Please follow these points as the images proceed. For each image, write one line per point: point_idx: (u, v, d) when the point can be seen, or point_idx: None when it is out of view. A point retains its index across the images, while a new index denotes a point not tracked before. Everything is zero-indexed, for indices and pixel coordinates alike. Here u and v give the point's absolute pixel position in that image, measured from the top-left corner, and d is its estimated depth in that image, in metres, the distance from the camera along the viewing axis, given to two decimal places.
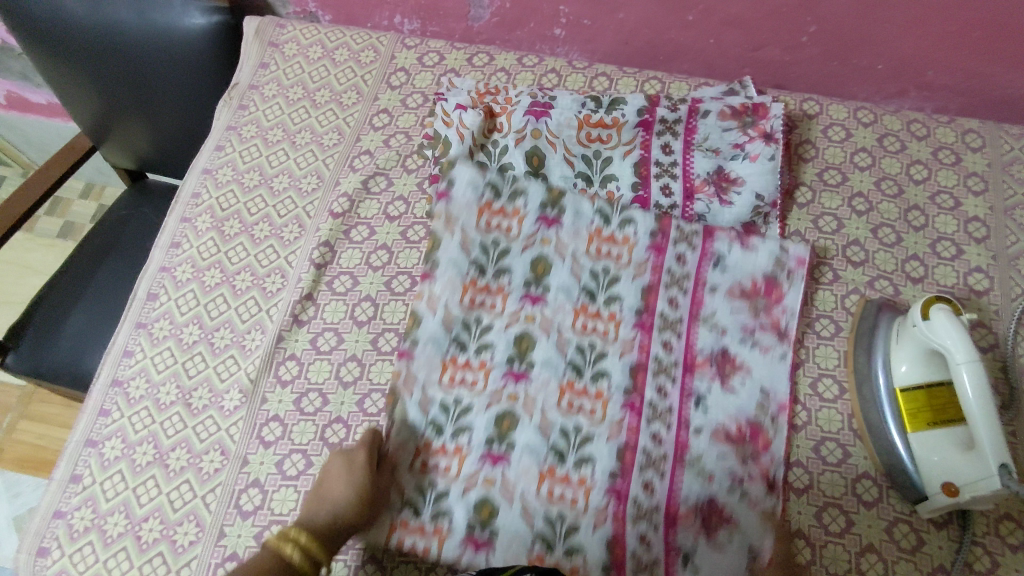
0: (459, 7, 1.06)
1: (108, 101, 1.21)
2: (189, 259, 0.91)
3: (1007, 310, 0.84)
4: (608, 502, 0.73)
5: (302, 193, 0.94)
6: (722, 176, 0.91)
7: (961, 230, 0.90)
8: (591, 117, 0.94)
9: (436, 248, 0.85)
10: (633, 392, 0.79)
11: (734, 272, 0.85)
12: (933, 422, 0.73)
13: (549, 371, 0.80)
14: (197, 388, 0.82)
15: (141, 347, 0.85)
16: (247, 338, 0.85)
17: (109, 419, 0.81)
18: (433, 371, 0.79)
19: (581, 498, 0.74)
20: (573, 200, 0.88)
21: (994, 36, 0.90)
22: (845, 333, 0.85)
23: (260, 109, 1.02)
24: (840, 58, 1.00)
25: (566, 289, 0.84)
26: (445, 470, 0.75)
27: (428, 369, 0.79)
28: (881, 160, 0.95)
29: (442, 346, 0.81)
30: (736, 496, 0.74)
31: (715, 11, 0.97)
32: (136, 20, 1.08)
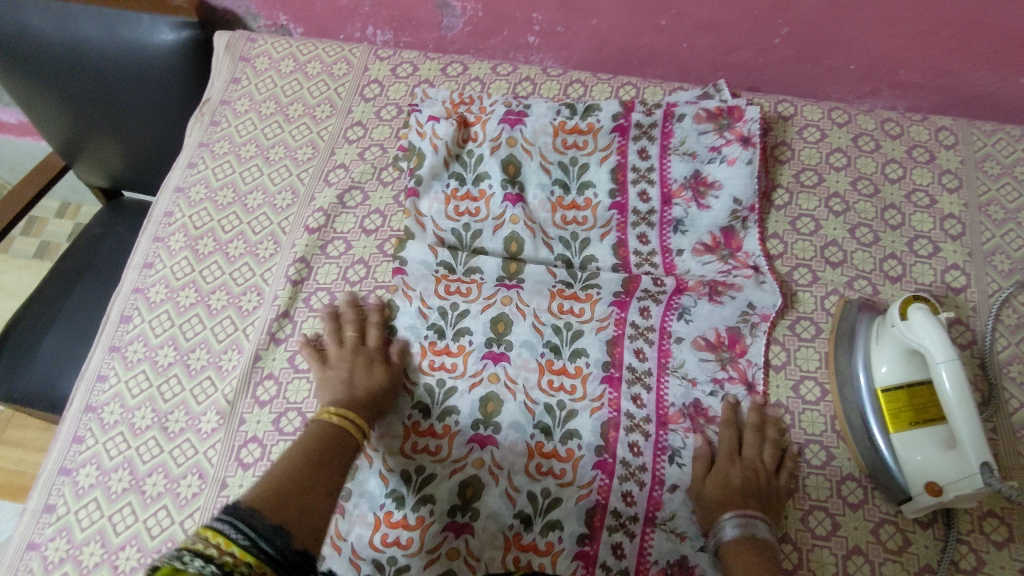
0: (431, 16, 1.06)
1: (79, 119, 1.20)
2: (163, 280, 0.90)
3: (984, 307, 0.85)
4: (575, 568, 0.73)
5: (277, 209, 0.93)
6: (700, 180, 0.90)
7: (937, 228, 0.91)
8: (566, 124, 0.93)
9: (393, 317, 0.85)
10: (604, 451, 0.78)
11: (699, 323, 0.84)
12: (914, 422, 0.73)
13: (516, 434, 0.78)
14: (173, 412, 0.81)
15: (115, 371, 0.84)
16: (224, 359, 0.83)
17: (83, 446, 0.79)
18: (394, 441, 0.78)
19: (548, 565, 0.73)
20: (533, 265, 0.87)
21: (963, 35, 0.91)
22: (825, 334, 0.85)
23: (233, 125, 1.01)
24: (813, 60, 1.00)
25: (529, 344, 0.83)
26: (405, 544, 0.73)
27: (389, 439, 0.78)
28: (857, 159, 0.96)
29: (403, 414, 0.80)
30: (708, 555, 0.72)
31: (688, 16, 0.97)
32: (105, 36, 1.07)
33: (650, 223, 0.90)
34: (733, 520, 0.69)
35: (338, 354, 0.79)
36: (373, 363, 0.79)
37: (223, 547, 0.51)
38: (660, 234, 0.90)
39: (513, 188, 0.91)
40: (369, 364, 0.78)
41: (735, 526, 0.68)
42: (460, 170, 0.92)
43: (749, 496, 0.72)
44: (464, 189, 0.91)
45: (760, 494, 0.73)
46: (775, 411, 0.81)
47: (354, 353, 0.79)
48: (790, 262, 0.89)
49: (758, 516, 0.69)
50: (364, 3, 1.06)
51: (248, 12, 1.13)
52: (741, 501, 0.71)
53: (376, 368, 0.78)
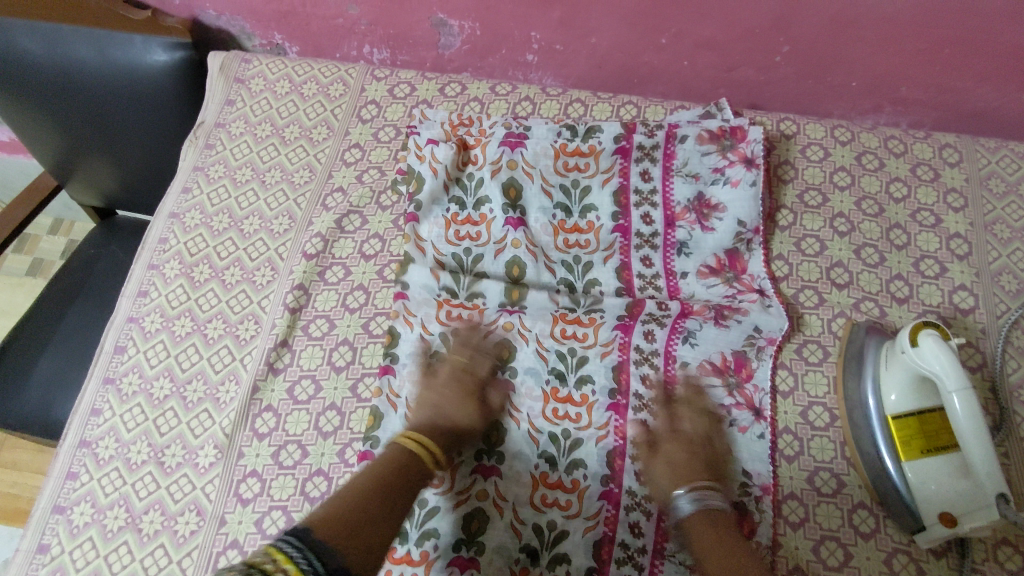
0: (428, 35, 1.04)
1: (72, 142, 1.18)
2: (158, 309, 0.88)
3: (993, 329, 0.84)
4: None
5: (274, 234, 0.92)
6: (703, 202, 0.89)
7: (943, 248, 0.89)
8: (567, 146, 0.92)
9: (393, 344, 0.82)
10: (610, 481, 0.76)
11: (704, 347, 0.82)
12: (926, 450, 0.72)
13: (520, 464, 0.78)
14: (170, 446, 0.79)
15: (110, 405, 0.82)
16: (221, 390, 0.82)
17: (77, 483, 0.77)
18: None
19: None
20: (535, 291, 0.86)
21: (965, 53, 0.91)
22: (834, 358, 0.84)
23: (228, 148, 0.99)
24: (814, 77, 0.99)
25: (534, 372, 0.82)
26: None
27: None
28: (861, 179, 0.95)
29: None
30: None
31: (688, 35, 0.96)
32: (96, 57, 1.06)
33: (652, 246, 0.89)
34: (687, 494, 0.70)
35: (437, 378, 0.79)
36: (468, 394, 0.77)
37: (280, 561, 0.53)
38: (663, 256, 0.88)
39: (514, 213, 0.89)
40: (462, 393, 0.77)
41: (691, 501, 0.69)
42: (460, 194, 0.91)
43: (696, 467, 0.73)
44: (464, 213, 0.90)
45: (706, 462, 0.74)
46: (783, 438, 0.80)
47: (454, 376, 0.79)
48: (795, 284, 0.88)
49: (710, 486, 0.71)
50: (360, 22, 1.05)
51: (242, 31, 1.11)
52: (689, 474, 0.72)
53: (468, 401, 0.77)
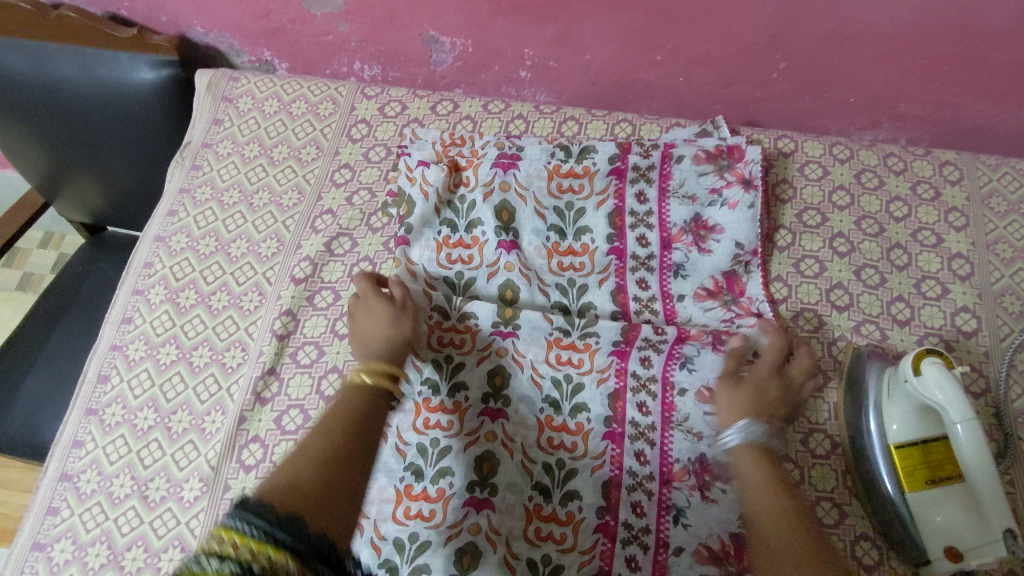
0: (420, 51, 1.02)
1: (59, 161, 1.17)
2: (142, 336, 0.86)
3: (997, 352, 0.82)
4: None
5: (262, 258, 0.90)
6: (699, 224, 0.87)
7: (945, 269, 0.88)
8: (561, 167, 0.90)
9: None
10: (608, 512, 0.75)
11: (702, 373, 0.80)
12: (931, 481, 0.69)
13: (513, 495, 0.75)
14: (154, 479, 0.77)
15: (92, 437, 0.80)
16: (207, 421, 0.80)
17: (58, 518, 0.76)
18: (386, 505, 0.74)
19: None
20: (528, 315, 0.83)
21: (965, 70, 0.89)
22: (834, 384, 0.82)
23: (215, 169, 0.97)
24: (812, 93, 0.97)
25: (528, 400, 0.80)
26: None
27: (382, 501, 0.75)
28: (860, 198, 0.93)
29: (396, 475, 0.76)
30: None
31: (683, 51, 0.94)
32: (82, 76, 1.05)
33: (648, 268, 0.87)
34: (746, 431, 0.71)
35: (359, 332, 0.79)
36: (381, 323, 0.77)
37: (236, 541, 0.48)
38: (660, 279, 0.87)
39: (507, 235, 0.88)
40: (379, 329, 0.77)
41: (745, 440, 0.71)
42: (452, 216, 0.89)
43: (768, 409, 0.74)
44: (456, 236, 0.88)
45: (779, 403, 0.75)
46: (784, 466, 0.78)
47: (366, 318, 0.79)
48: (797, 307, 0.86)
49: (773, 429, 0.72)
50: (351, 39, 1.03)
51: (231, 48, 1.08)
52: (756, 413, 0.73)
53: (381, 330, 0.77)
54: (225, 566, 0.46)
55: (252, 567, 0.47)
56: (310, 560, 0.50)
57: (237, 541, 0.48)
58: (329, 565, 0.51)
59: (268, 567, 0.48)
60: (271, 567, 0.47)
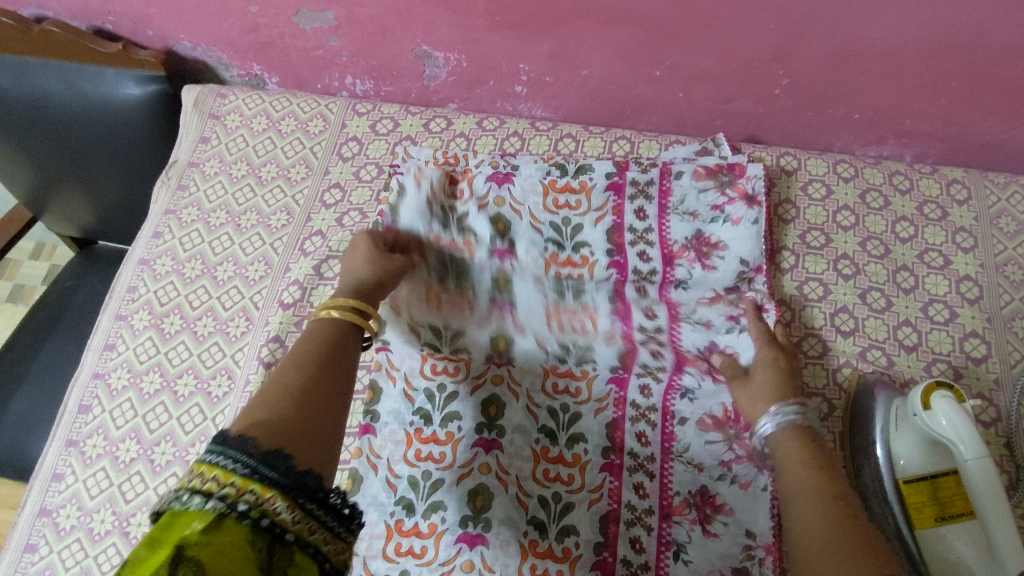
0: (413, 66, 1.00)
1: (45, 176, 1.15)
2: (125, 364, 0.83)
3: (1008, 380, 0.80)
4: None
5: (250, 282, 0.87)
6: (702, 240, 0.85)
7: (953, 291, 0.85)
8: (557, 183, 0.87)
9: (375, 401, 0.78)
10: (605, 549, 0.72)
11: (702, 401, 0.79)
12: (941, 517, 0.67)
13: (509, 531, 0.71)
14: (135, 514, 0.74)
15: (72, 470, 0.77)
16: (191, 453, 0.77)
17: (36, 556, 0.73)
18: (376, 541, 0.71)
19: None
20: (523, 340, 0.83)
21: (974, 86, 0.87)
22: (839, 413, 0.80)
23: (201, 189, 0.95)
24: (816, 108, 0.95)
25: (523, 430, 0.78)
26: None
27: (371, 538, 0.72)
28: (865, 218, 0.90)
29: (386, 510, 0.73)
30: None
31: (683, 67, 0.92)
32: (66, 92, 1.03)
33: (648, 279, 0.85)
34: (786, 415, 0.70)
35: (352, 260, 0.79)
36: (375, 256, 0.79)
37: (219, 478, 0.44)
38: (666, 309, 0.84)
39: (502, 241, 0.86)
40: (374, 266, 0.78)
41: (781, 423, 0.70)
42: (443, 229, 0.85)
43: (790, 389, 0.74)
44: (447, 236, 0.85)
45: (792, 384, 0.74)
46: None
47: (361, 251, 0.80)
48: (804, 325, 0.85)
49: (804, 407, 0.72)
50: (342, 54, 1.00)
51: (219, 62, 1.06)
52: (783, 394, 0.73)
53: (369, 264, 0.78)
54: (209, 507, 0.42)
55: (239, 507, 0.43)
56: (300, 498, 0.47)
57: (220, 479, 0.44)
58: (318, 504, 0.49)
59: (255, 507, 0.44)
60: (259, 507, 0.44)
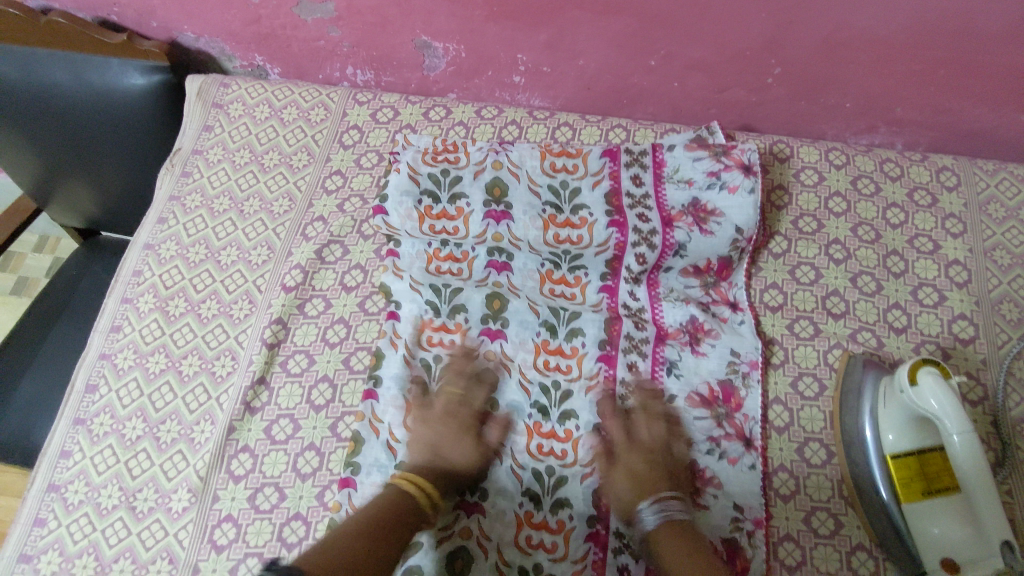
0: (412, 56, 1.02)
1: (51, 166, 1.16)
2: (131, 345, 0.85)
3: (995, 360, 0.81)
4: None
5: (252, 265, 0.89)
6: (699, 207, 0.86)
7: (942, 275, 0.87)
8: (553, 148, 0.90)
9: (377, 366, 0.80)
10: (598, 521, 0.74)
11: (688, 379, 0.81)
12: (929, 490, 0.68)
13: (504, 501, 0.74)
14: (142, 489, 0.76)
15: (80, 447, 0.79)
16: (196, 431, 0.79)
17: (45, 529, 0.75)
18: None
19: None
20: (515, 311, 0.83)
21: (962, 74, 0.88)
22: (829, 392, 0.81)
23: (205, 176, 0.97)
24: (808, 98, 0.97)
25: (517, 404, 0.79)
26: None
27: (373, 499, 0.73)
28: (857, 204, 0.92)
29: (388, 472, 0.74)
30: None
31: (678, 56, 0.94)
32: (72, 82, 1.05)
33: (637, 281, 0.86)
34: (650, 507, 0.69)
35: (436, 408, 0.76)
36: (466, 427, 0.75)
37: None
38: (649, 291, 0.86)
39: (499, 256, 0.86)
40: (465, 431, 0.74)
41: (654, 513, 0.68)
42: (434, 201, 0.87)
43: (658, 474, 0.72)
44: (439, 207, 0.87)
45: (667, 473, 0.73)
46: (777, 477, 0.77)
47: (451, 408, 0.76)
48: (779, 337, 0.84)
49: (675, 498, 0.70)
50: (342, 45, 1.02)
51: (222, 53, 1.08)
52: (653, 482, 0.71)
53: (466, 437, 0.74)
54: None
55: None
56: None
57: None
58: None
59: None
60: None
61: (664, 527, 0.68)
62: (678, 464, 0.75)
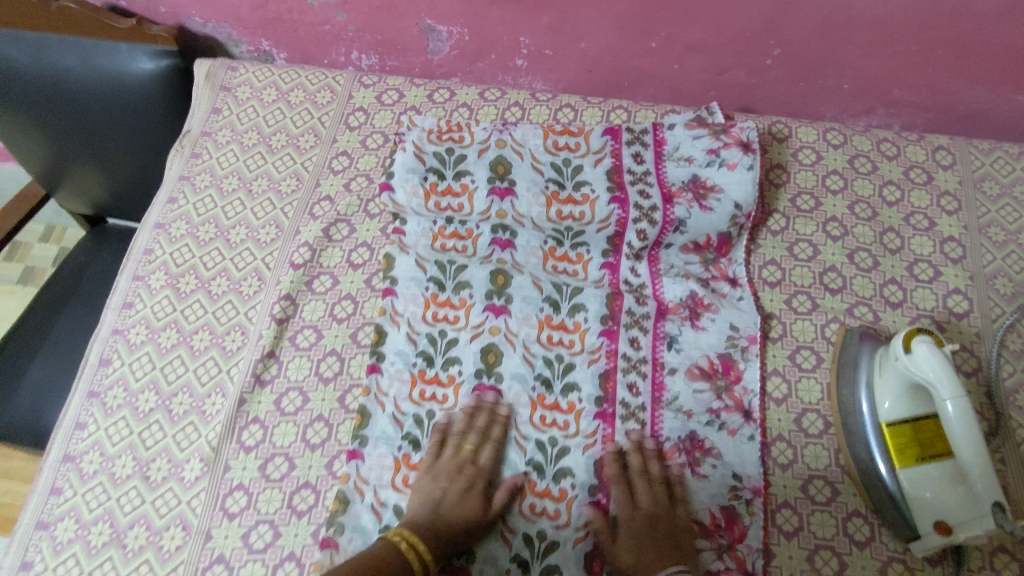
0: (417, 40, 1.03)
1: (60, 152, 1.18)
2: (143, 320, 0.87)
3: (988, 333, 0.83)
4: None
5: (261, 244, 0.91)
6: (698, 184, 0.88)
7: (937, 252, 0.89)
8: (556, 127, 0.92)
9: (381, 341, 0.82)
10: (599, 490, 0.75)
11: (688, 352, 0.83)
12: (922, 457, 0.70)
13: (508, 471, 0.76)
14: (155, 460, 0.78)
15: (94, 419, 0.81)
16: (208, 403, 0.81)
17: (61, 498, 0.77)
18: (385, 473, 0.75)
19: None
20: (519, 288, 0.85)
21: (958, 54, 0.90)
22: (827, 364, 0.83)
23: (213, 157, 0.98)
24: (806, 79, 0.98)
25: (520, 378, 0.80)
26: None
27: (380, 469, 0.75)
28: (854, 182, 0.94)
29: (393, 443, 0.77)
30: None
31: (678, 38, 0.95)
32: (82, 66, 1.06)
33: (638, 257, 0.88)
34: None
35: (440, 467, 0.75)
36: (472, 487, 0.73)
37: None
38: (650, 267, 0.88)
39: (502, 233, 0.88)
40: (468, 490, 0.73)
41: None
42: (439, 177, 0.89)
43: (660, 541, 0.70)
44: (444, 183, 0.89)
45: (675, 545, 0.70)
46: (777, 446, 0.79)
47: (458, 470, 0.74)
48: (778, 312, 0.86)
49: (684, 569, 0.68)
50: (348, 29, 1.04)
51: (229, 38, 1.10)
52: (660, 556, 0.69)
53: (469, 498, 0.72)
54: None
55: None
56: None
57: None
58: None
59: None
60: None
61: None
62: (692, 532, 0.72)
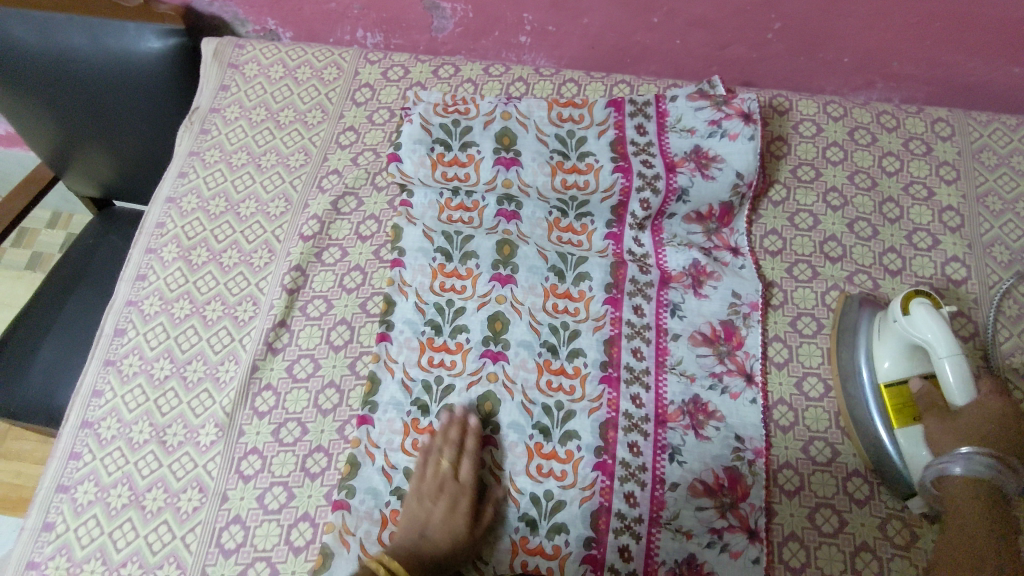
0: (422, 18, 1.05)
1: (68, 132, 1.19)
2: (156, 292, 0.89)
3: (986, 299, 0.85)
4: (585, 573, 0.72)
5: (271, 217, 0.92)
6: (700, 154, 0.89)
7: (936, 221, 0.90)
8: (560, 100, 0.94)
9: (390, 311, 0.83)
10: (604, 452, 0.76)
11: (691, 319, 0.84)
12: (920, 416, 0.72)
13: (515, 434, 0.78)
14: (171, 425, 0.80)
15: (111, 387, 0.83)
16: (221, 370, 0.83)
17: (80, 462, 0.79)
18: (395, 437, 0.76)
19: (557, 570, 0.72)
20: (526, 258, 0.86)
21: (958, 26, 0.91)
22: (828, 329, 0.85)
23: (223, 133, 1.00)
24: (807, 53, 0.99)
25: (526, 344, 0.82)
26: None
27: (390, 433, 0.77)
28: (854, 153, 0.95)
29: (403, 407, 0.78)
30: (715, 550, 0.73)
31: (680, 13, 0.96)
32: (91, 45, 1.06)
33: (641, 227, 0.89)
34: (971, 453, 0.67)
35: (423, 484, 0.73)
36: (454, 507, 0.72)
37: None
38: (652, 237, 0.89)
39: (508, 204, 0.90)
40: (452, 511, 0.72)
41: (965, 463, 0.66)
42: (445, 149, 0.90)
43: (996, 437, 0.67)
44: (451, 154, 0.90)
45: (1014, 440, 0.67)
46: (777, 409, 0.80)
47: (439, 488, 0.73)
48: (779, 280, 0.88)
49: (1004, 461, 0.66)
50: (353, 7, 1.05)
51: (236, 17, 1.11)
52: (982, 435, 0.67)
53: (454, 518, 0.71)
54: None
55: None
56: None
57: None
58: None
59: None
60: None
61: (967, 477, 0.67)
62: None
